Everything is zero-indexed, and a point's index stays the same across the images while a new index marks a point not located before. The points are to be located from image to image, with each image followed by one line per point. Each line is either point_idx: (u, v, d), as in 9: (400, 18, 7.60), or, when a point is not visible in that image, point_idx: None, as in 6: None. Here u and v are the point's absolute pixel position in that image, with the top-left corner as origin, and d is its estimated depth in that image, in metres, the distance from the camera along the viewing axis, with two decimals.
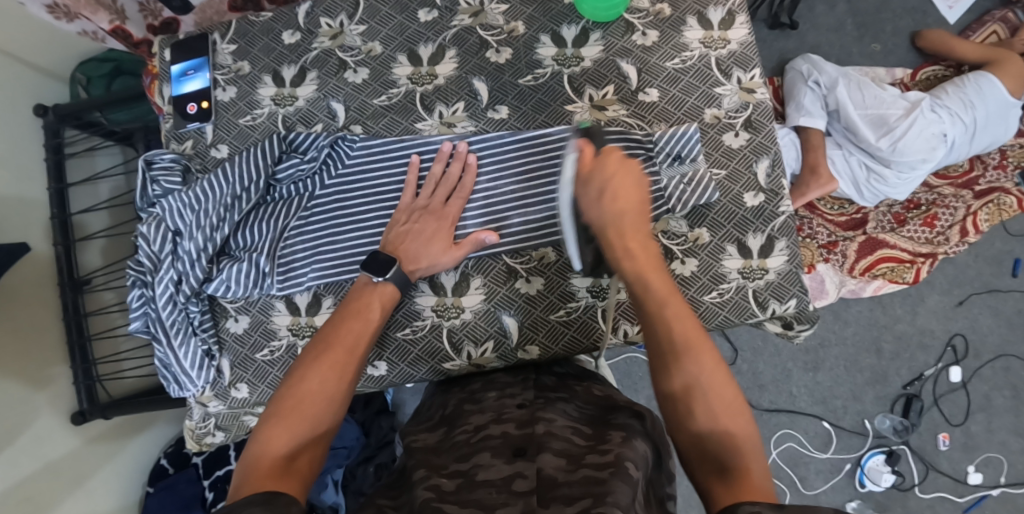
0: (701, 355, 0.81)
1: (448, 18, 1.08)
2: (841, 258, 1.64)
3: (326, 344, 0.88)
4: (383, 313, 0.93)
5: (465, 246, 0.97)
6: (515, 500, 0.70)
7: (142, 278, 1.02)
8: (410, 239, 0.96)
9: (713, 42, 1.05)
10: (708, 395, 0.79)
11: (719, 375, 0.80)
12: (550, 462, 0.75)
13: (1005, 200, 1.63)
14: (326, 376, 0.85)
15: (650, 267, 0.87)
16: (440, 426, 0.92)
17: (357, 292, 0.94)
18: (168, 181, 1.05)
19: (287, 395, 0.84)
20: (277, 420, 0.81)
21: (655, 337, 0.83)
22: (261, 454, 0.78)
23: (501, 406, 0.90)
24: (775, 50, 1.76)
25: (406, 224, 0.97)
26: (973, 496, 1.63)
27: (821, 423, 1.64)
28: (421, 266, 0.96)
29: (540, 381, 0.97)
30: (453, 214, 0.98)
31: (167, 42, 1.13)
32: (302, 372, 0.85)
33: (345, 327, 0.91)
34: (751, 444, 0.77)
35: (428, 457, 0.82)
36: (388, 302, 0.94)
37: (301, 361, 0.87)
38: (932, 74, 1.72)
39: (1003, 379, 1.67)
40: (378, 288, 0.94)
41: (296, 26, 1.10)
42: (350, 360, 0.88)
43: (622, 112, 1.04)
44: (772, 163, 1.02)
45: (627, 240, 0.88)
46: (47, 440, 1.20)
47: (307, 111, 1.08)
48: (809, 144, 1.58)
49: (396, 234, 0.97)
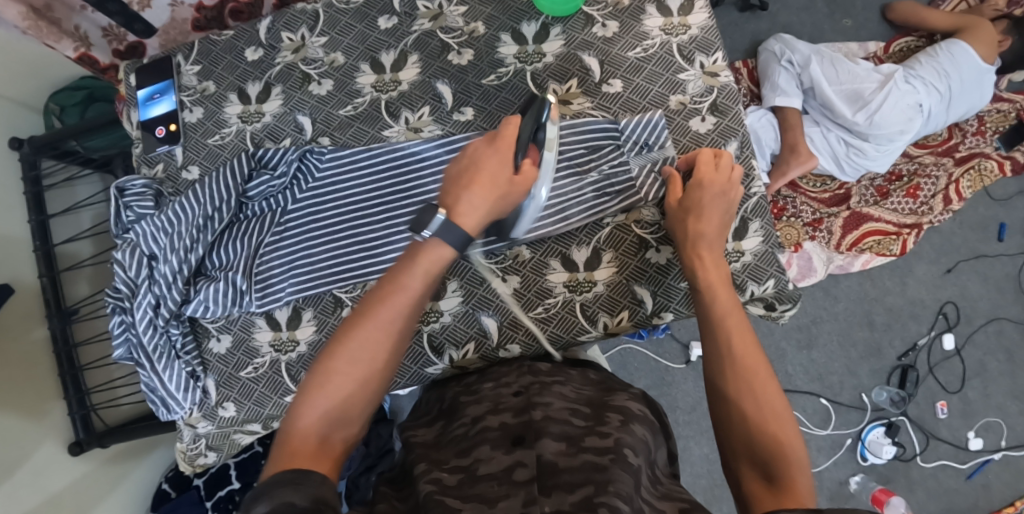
0: (756, 366, 0.85)
1: (408, 24, 1.08)
2: (827, 235, 1.65)
3: (364, 317, 0.82)
4: (427, 282, 0.84)
5: (530, 175, 0.88)
6: (517, 491, 0.72)
7: (122, 304, 1.02)
8: (466, 178, 0.86)
9: (673, 28, 1.05)
10: (759, 408, 0.82)
11: (769, 383, 0.84)
12: (550, 447, 0.76)
13: (985, 165, 1.67)
14: (359, 353, 0.81)
15: (719, 281, 0.91)
16: (438, 420, 0.93)
17: (406, 254, 0.85)
18: (140, 206, 1.04)
19: (325, 372, 0.80)
20: (312, 392, 0.80)
21: (721, 393, 0.85)
22: (298, 430, 0.78)
23: (499, 395, 0.90)
24: (748, 32, 1.76)
25: (460, 167, 0.88)
26: (974, 462, 1.63)
27: (819, 399, 1.63)
28: (483, 209, 0.85)
29: (534, 367, 0.97)
30: (509, 139, 0.87)
31: (131, 67, 1.14)
32: (337, 345, 0.81)
33: (386, 294, 0.83)
34: (798, 451, 0.80)
35: (428, 452, 0.84)
36: (435, 269, 0.84)
37: (340, 332, 0.83)
38: (905, 46, 1.73)
39: (996, 343, 1.68)
40: (429, 250, 0.83)
41: (258, 42, 1.10)
42: (387, 335, 0.82)
43: (587, 104, 1.03)
44: (740, 144, 1.02)
45: (703, 251, 0.92)
46: (48, 473, 1.21)
47: (274, 126, 1.07)
48: (787, 124, 1.58)
49: (456, 179, 0.87)
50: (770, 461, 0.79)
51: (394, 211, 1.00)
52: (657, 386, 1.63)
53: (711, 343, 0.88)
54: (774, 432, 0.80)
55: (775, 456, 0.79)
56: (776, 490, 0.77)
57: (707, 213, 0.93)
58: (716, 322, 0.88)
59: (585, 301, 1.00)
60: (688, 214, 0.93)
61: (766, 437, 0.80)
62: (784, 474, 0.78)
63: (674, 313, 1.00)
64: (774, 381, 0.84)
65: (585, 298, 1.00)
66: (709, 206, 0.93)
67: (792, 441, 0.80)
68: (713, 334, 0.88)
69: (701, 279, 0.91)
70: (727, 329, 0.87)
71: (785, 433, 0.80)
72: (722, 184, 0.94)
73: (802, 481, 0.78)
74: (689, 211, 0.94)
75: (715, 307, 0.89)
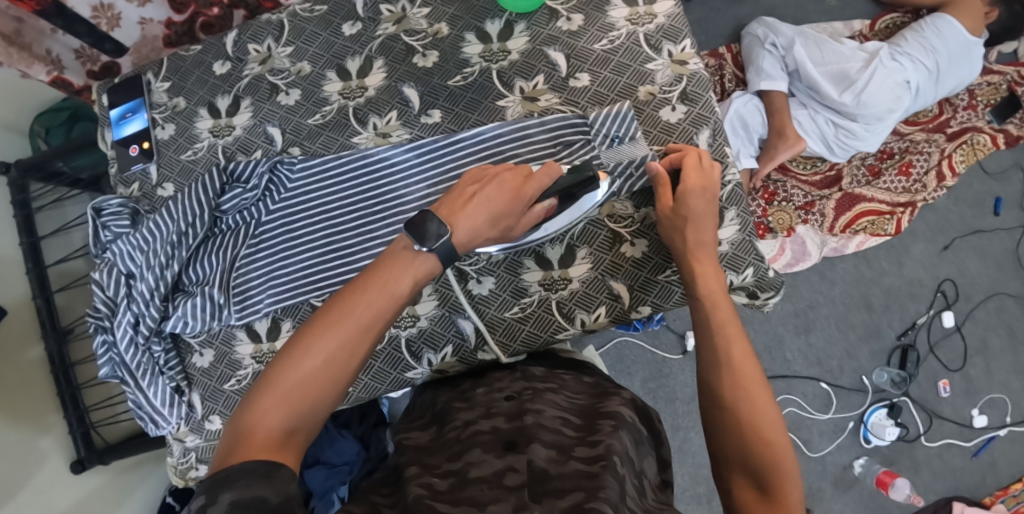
0: (750, 374, 0.84)
1: (372, 29, 1.08)
2: (820, 217, 1.63)
3: (338, 317, 0.79)
4: (411, 288, 0.81)
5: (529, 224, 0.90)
6: (508, 496, 0.71)
7: (102, 324, 1.03)
8: (476, 203, 0.85)
9: (639, 18, 1.05)
10: (753, 416, 0.81)
11: (764, 390, 0.83)
12: (541, 453, 0.76)
13: (978, 139, 1.65)
14: (333, 350, 0.77)
15: (717, 288, 0.89)
16: (432, 424, 0.92)
17: (391, 257, 0.82)
18: (117, 225, 1.04)
19: (287, 368, 0.76)
20: (272, 387, 0.75)
21: (714, 400, 0.84)
22: (251, 429, 0.73)
23: (491, 400, 0.90)
24: (729, 17, 1.74)
25: (473, 188, 0.86)
26: (980, 440, 1.61)
27: (819, 384, 1.61)
28: (470, 243, 0.85)
29: (527, 371, 0.97)
30: (534, 192, 0.88)
31: (103, 87, 1.14)
32: (310, 339, 0.77)
33: (365, 292, 0.80)
34: (790, 459, 0.79)
35: (421, 457, 0.83)
36: (422, 277, 0.82)
37: (309, 327, 0.78)
38: (891, 23, 1.70)
39: (996, 318, 1.66)
40: (417, 260, 0.82)
41: (225, 55, 1.11)
42: (363, 338, 0.79)
43: (555, 100, 1.03)
44: (713, 132, 1.01)
45: (699, 259, 0.91)
46: (51, 493, 1.22)
47: (245, 139, 1.08)
48: (773, 107, 1.56)
49: (465, 197, 0.85)
50: (762, 469, 0.78)
51: (368, 217, 1.00)
52: (655, 378, 1.62)
53: (706, 350, 0.87)
54: (767, 439, 0.80)
55: (766, 464, 0.78)
56: (766, 497, 0.77)
57: (702, 221, 0.92)
58: (715, 329, 0.87)
59: (561, 299, 0.99)
60: (684, 220, 0.92)
61: (758, 444, 0.79)
62: (775, 482, 0.77)
63: (651, 306, 0.99)
64: (768, 388, 0.84)
65: (562, 296, 0.99)
66: (704, 215, 0.92)
67: (784, 448, 0.79)
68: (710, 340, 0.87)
69: (700, 284, 0.90)
70: (725, 335, 0.87)
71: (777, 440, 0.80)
72: (710, 185, 0.93)
73: (793, 488, 0.77)
74: (685, 217, 0.92)
75: (713, 313, 0.88)
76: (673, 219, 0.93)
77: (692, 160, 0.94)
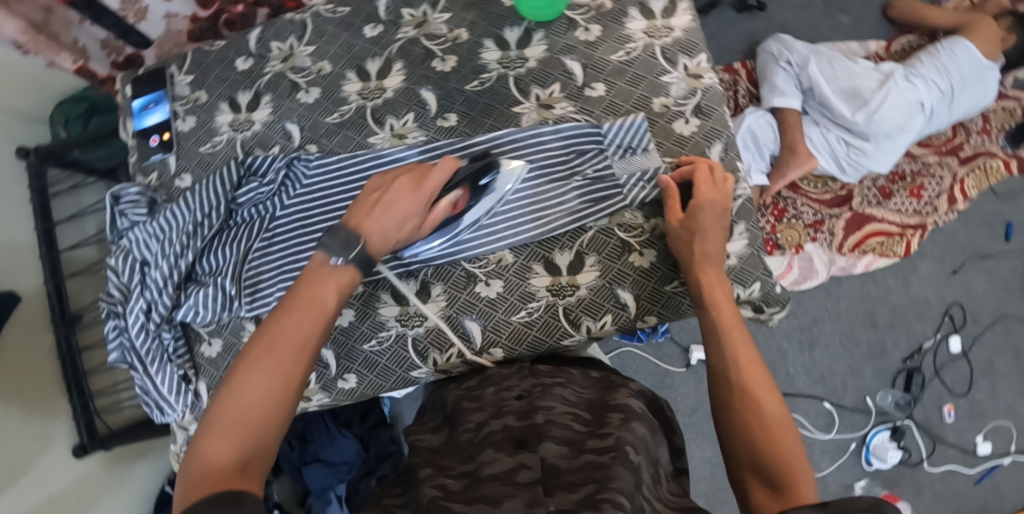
0: (756, 381, 0.84)
1: (392, 32, 1.10)
2: (829, 237, 1.63)
3: (268, 343, 0.81)
4: (336, 301, 0.85)
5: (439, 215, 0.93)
6: (520, 492, 0.72)
7: (116, 310, 1.05)
8: (379, 211, 0.89)
9: (656, 31, 1.06)
10: (761, 419, 0.82)
11: (772, 395, 0.83)
12: (552, 450, 0.77)
13: (991, 163, 1.66)
14: (269, 376, 0.79)
15: (723, 295, 0.90)
16: (443, 426, 0.92)
17: (312, 276, 0.85)
18: (134, 213, 1.07)
19: (226, 403, 0.77)
20: (217, 426, 0.76)
21: (723, 405, 0.85)
22: (203, 469, 0.73)
23: (500, 399, 0.90)
24: (745, 32, 1.75)
25: (375, 195, 0.90)
26: (982, 466, 1.60)
27: (821, 403, 1.61)
28: (385, 246, 0.89)
29: (534, 369, 0.98)
30: (432, 188, 0.91)
31: (126, 78, 1.17)
32: (245, 370, 0.79)
33: (287, 315, 0.83)
34: (799, 459, 0.80)
35: (433, 457, 0.82)
36: (345, 287, 0.86)
37: (242, 361, 0.80)
38: (906, 45, 1.71)
39: (1003, 343, 1.65)
40: (334, 274, 0.85)
41: (248, 51, 1.13)
42: (296, 358, 0.81)
43: (570, 108, 1.04)
44: (725, 146, 1.01)
45: (706, 268, 0.92)
46: (54, 477, 1.23)
47: (263, 134, 1.09)
48: (786, 124, 1.57)
49: (363, 205, 0.90)
50: (773, 469, 0.78)
51: None
52: (658, 388, 1.62)
53: (712, 357, 0.88)
54: (777, 442, 0.80)
55: (777, 465, 0.79)
56: (779, 496, 0.77)
57: (709, 229, 0.92)
58: (720, 335, 0.88)
59: (568, 304, 1.00)
60: (692, 233, 0.93)
61: (767, 446, 0.80)
62: (788, 481, 0.78)
63: (658, 316, 1.00)
64: (775, 391, 0.84)
65: (569, 301, 1.00)
66: (710, 226, 0.92)
67: (794, 451, 0.80)
68: (716, 347, 0.88)
69: (705, 292, 0.91)
70: (731, 341, 0.87)
71: (787, 442, 0.80)
72: (721, 200, 0.93)
73: (805, 486, 0.78)
74: (692, 227, 0.93)
75: (719, 320, 0.89)
76: (679, 229, 0.94)
77: (702, 178, 0.95)
